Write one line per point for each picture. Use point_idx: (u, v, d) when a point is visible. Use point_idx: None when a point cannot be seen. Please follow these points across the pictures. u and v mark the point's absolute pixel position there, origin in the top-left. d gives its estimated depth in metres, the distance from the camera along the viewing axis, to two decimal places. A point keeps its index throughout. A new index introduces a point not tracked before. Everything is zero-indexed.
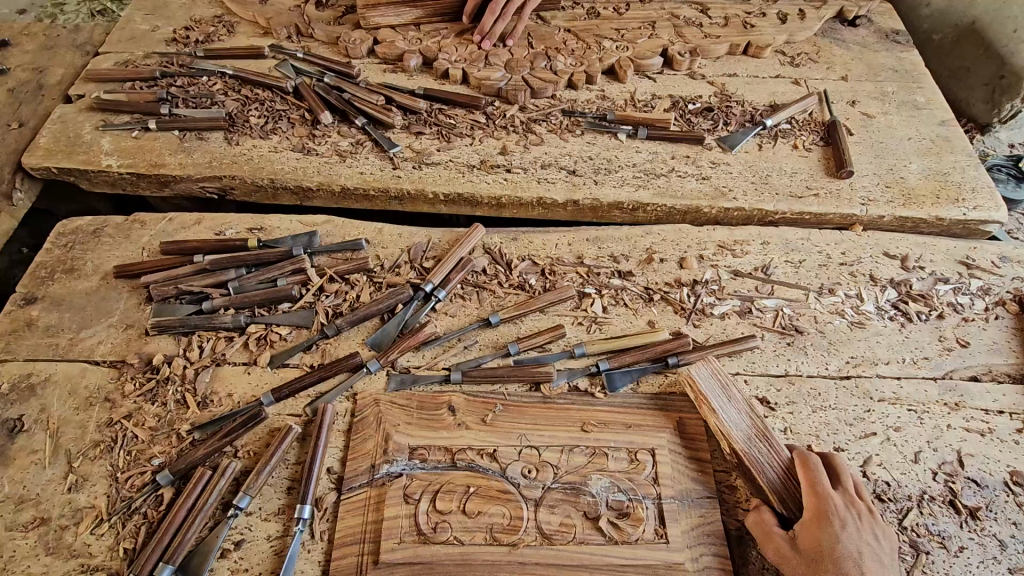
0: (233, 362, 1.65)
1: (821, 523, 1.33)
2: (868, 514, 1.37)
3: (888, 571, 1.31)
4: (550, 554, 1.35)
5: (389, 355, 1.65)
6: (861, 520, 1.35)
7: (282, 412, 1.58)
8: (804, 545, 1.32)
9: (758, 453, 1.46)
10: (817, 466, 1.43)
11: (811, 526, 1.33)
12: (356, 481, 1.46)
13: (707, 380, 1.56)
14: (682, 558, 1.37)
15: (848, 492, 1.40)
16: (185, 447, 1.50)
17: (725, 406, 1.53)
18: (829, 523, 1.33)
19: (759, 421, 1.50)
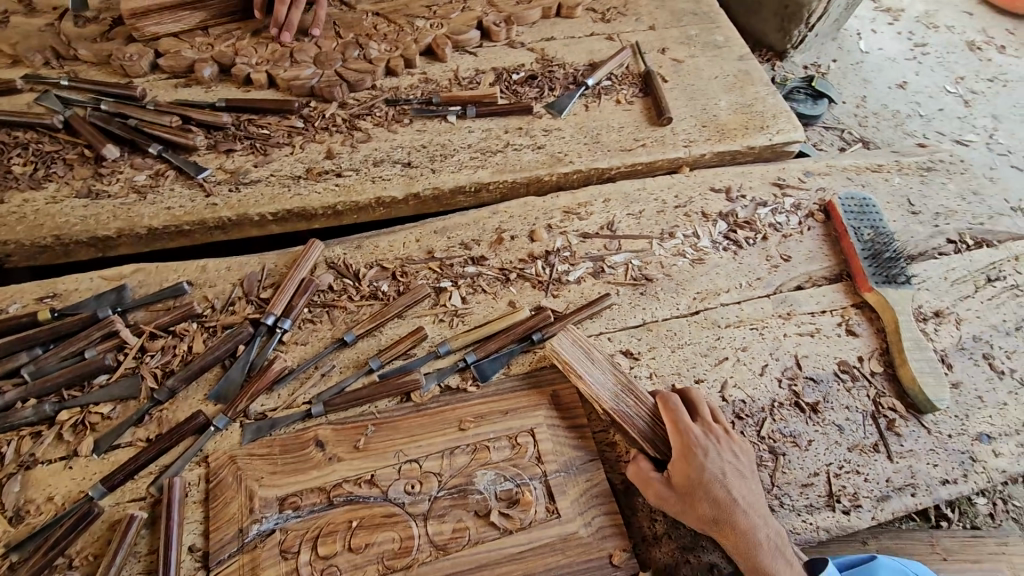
0: (46, 460, 1.41)
1: (688, 457, 1.41)
2: (727, 435, 1.48)
3: (749, 480, 1.43)
4: (448, 564, 1.32)
5: (238, 405, 1.50)
6: (720, 443, 1.45)
7: (120, 501, 1.38)
8: (677, 481, 1.41)
9: (625, 406, 1.52)
10: (677, 403, 1.50)
11: (680, 462, 1.41)
12: (225, 553, 1.32)
13: (570, 347, 1.58)
14: (575, 527, 1.40)
15: (707, 419, 1.50)
16: (3, 574, 1.27)
17: (589, 368, 1.56)
18: (694, 455, 1.41)
19: (621, 375, 1.56)
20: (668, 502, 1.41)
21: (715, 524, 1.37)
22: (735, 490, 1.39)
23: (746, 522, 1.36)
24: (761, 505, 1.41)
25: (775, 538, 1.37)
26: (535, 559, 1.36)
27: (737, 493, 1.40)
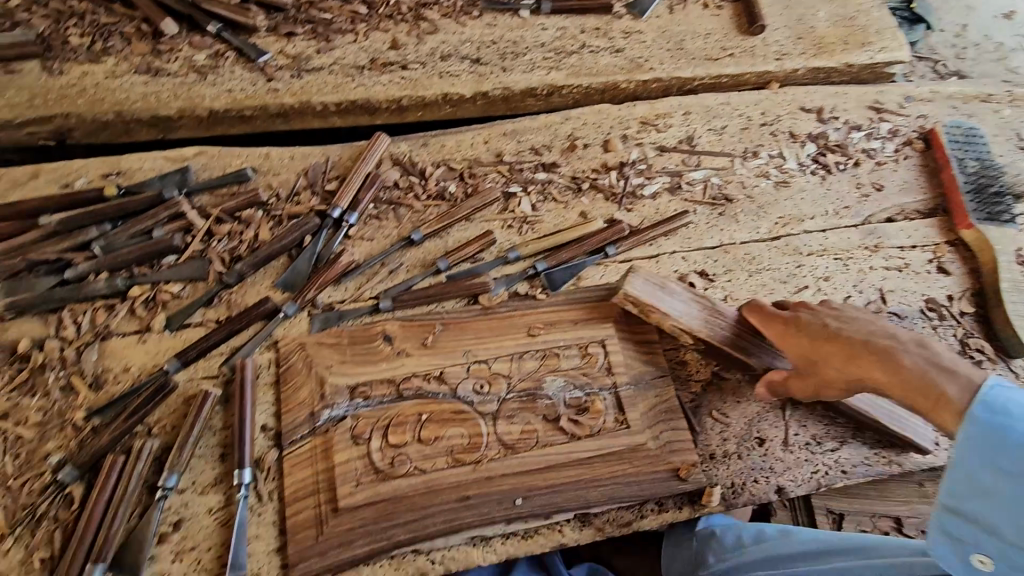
0: (121, 333, 1.42)
1: (785, 335, 1.38)
2: (820, 303, 1.42)
3: (864, 320, 1.33)
4: (516, 462, 1.33)
5: (307, 294, 1.48)
6: (813, 306, 1.40)
7: (194, 377, 1.39)
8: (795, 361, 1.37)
9: (714, 332, 1.45)
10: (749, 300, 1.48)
11: (781, 344, 1.39)
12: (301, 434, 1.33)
13: (644, 283, 1.47)
14: (644, 438, 1.38)
15: (787, 304, 1.47)
16: (87, 436, 1.31)
17: (671, 300, 1.46)
18: (791, 330, 1.38)
19: (704, 300, 1.49)
20: (802, 383, 1.36)
21: (853, 377, 1.29)
22: (849, 330, 1.31)
23: (880, 363, 1.25)
24: (886, 333, 1.29)
25: (922, 358, 1.22)
26: (602, 466, 1.35)
27: (854, 332, 1.31)
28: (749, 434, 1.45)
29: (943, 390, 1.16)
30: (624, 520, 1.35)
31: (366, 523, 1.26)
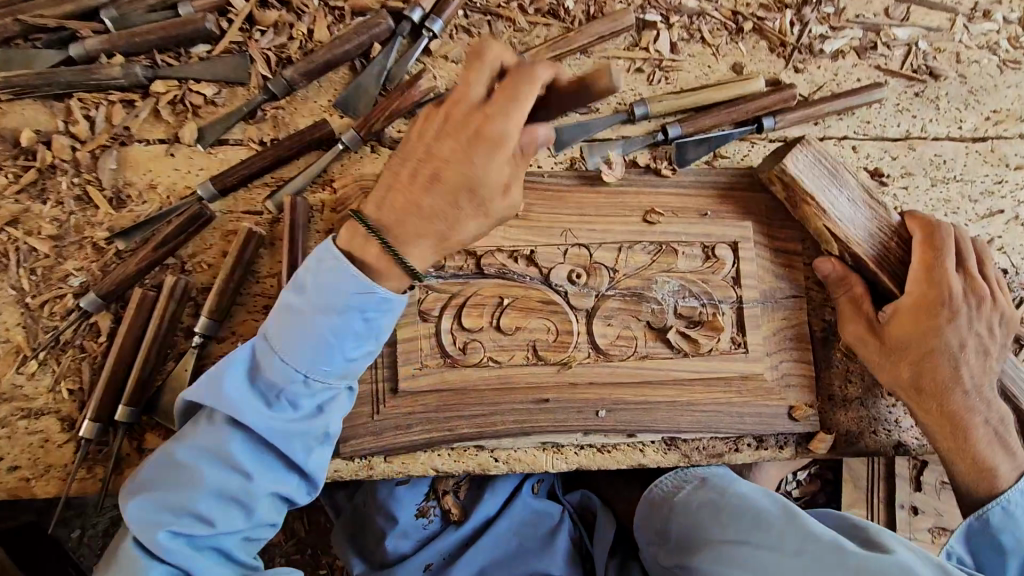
0: (144, 140, 1.14)
1: (926, 317, 1.08)
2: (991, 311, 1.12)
3: (991, 358, 1.12)
4: (606, 370, 1.12)
5: (370, 124, 1.14)
6: (979, 309, 1.10)
7: (233, 210, 1.14)
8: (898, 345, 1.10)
9: (876, 249, 1.13)
10: (938, 236, 1.12)
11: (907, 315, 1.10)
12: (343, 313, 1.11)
13: (810, 168, 1.11)
14: (760, 368, 1.15)
15: (970, 271, 1.13)
16: (111, 261, 1.10)
17: (837, 201, 1.12)
18: (937, 317, 1.08)
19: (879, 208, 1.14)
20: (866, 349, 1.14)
21: (919, 400, 1.11)
22: (969, 366, 1.09)
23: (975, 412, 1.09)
24: (989, 403, 1.10)
25: (991, 432, 1.09)
26: (703, 391, 1.14)
27: (969, 368, 1.09)
28: None
29: (991, 480, 1.08)
30: (715, 451, 1.17)
31: (427, 410, 1.09)
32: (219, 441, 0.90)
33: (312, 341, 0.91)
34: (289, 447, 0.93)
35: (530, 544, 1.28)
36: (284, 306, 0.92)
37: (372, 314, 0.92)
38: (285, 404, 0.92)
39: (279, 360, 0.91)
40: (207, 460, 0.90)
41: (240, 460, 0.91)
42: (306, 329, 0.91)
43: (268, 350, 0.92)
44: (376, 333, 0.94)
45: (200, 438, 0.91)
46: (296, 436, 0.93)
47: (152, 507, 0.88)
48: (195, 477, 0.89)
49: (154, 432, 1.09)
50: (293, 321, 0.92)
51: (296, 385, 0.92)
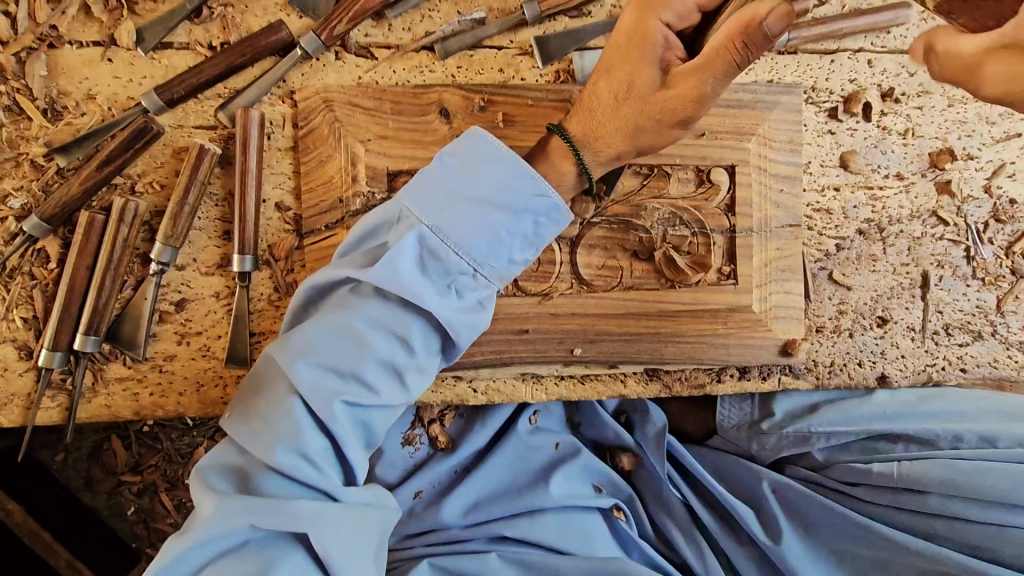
0: (77, 41, 1.01)
1: None
2: None
3: None
4: (590, 302, 1.08)
5: (333, 27, 1.01)
6: None
7: (184, 125, 1.04)
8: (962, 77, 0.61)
9: None
10: None
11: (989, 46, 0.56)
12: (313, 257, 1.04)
13: None
14: (749, 300, 1.11)
15: None
16: (52, 180, 1.01)
17: None
18: None
19: None
20: None
21: None
22: None
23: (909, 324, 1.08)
24: None
25: None
26: (690, 322, 1.10)
27: None
28: (871, 311, 1.18)
29: None
30: (697, 381, 1.15)
31: None
32: (338, 359, 0.82)
33: (466, 250, 0.84)
34: (395, 376, 0.85)
35: (525, 478, 1.22)
36: (447, 193, 0.84)
37: (543, 222, 0.87)
38: (397, 331, 0.83)
39: (404, 273, 0.82)
40: (320, 381, 0.81)
41: (351, 383, 0.83)
42: (467, 233, 0.83)
43: (403, 255, 0.82)
44: (531, 241, 0.88)
45: (320, 350, 0.82)
46: (464, 328, 0.86)
47: (317, 366, 0.82)
48: (317, 400, 0.81)
49: (118, 362, 1.05)
50: (465, 217, 0.83)
51: (466, 276, 0.85)
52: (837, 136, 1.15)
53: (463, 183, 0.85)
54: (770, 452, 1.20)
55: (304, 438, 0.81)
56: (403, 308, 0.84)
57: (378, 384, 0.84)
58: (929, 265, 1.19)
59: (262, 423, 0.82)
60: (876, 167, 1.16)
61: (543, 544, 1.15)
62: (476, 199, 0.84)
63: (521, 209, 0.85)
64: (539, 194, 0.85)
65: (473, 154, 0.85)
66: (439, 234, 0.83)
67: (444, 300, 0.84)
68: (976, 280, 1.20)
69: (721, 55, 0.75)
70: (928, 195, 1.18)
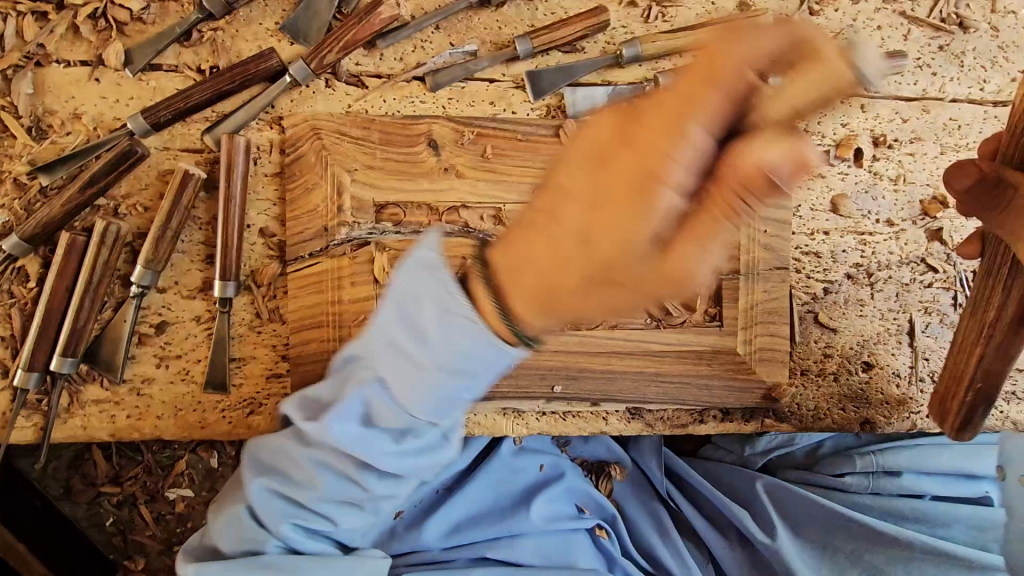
0: (65, 60, 1.00)
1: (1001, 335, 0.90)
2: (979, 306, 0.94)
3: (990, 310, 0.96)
4: (572, 340, 1.07)
5: (324, 56, 1.01)
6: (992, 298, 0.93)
7: (170, 148, 1.03)
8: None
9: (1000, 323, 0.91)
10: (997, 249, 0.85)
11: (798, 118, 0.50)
12: (296, 284, 1.04)
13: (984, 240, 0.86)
14: (733, 342, 1.11)
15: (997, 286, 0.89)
16: (35, 199, 1.00)
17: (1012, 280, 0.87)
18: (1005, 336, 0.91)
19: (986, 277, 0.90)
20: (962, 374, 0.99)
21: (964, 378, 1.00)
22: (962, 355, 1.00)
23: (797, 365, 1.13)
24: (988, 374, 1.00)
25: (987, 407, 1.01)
26: (673, 363, 1.10)
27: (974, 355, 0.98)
28: (856, 356, 1.18)
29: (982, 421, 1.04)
30: (678, 421, 1.14)
31: None
32: (283, 488, 0.92)
33: (403, 413, 0.81)
34: (383, 477, 0.90)
35: (509, 501, 1.21)
36: (386, 342, 0.78)
37: (476, 364, 0.70)
38: (380, 454, 0.86)
39: (343, 437, 0.85)
40: (268, 505, 0.93)
41: (345, 475, 0.90)
42: (413, 394, 0.78)
43: (357, 394, 0.84)
44: (483, 380, 0.73)
45: (277, 473, 0.93)
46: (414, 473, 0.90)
47: (267, 490, 0.92)
48: (312, 485, 0.90)
49: (96, 383, 1.04)
50: (409, 377, 0.77)
51: (408, 435, 0.85)
52: (828, 180, 1.15)
53: (411, 336, 0.74)
54: (761, 454, 1.32)
55: (309, 506, 0.91)
56: (348, 457, 0.89)
57: (369, 483, 0.90)
58: (916, 312, 1.19)
59: (278, 480, 0.92)
60: (867, 212, 1.16)
61: (527, 565, 1.16)
62: (420, 369, 0.75)
63: (468, 358, 0.70)
64: (487, 349, 0.68)
65: (407, 285, 0.73)
66: (389, 392, 0.80)
67: (388, 455, 0.86)
68: None
69: (684, 93, 0.47)
70: (918, 241, 1.17)
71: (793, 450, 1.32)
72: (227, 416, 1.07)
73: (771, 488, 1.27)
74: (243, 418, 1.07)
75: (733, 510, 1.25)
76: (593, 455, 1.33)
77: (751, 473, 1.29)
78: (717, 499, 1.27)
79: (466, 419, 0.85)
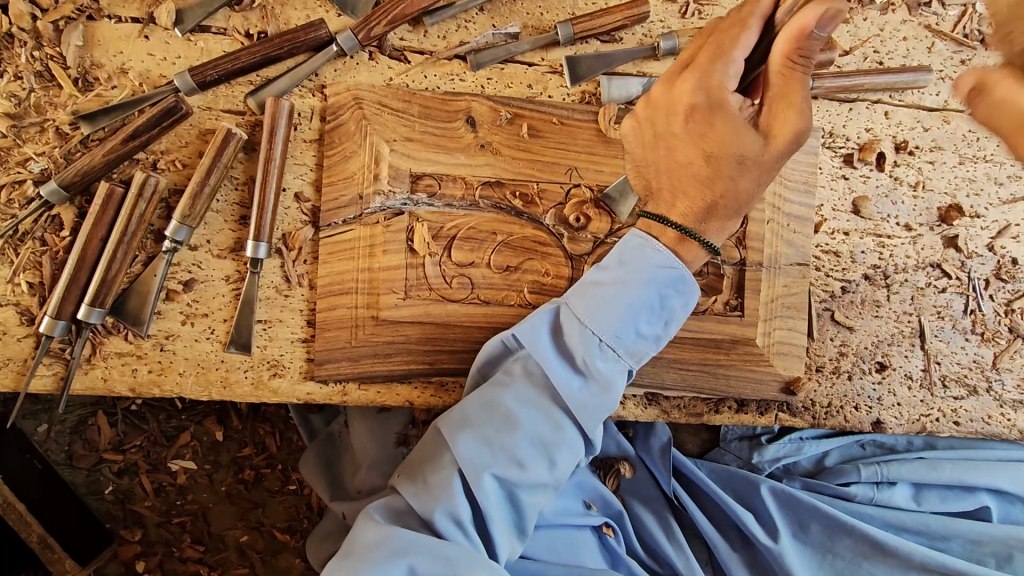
0: (115, 15, 1.02)
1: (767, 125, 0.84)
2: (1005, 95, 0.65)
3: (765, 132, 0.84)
4: None
5: (370, 28, 1.03)
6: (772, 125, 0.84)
7: (213, 108, 1.05)
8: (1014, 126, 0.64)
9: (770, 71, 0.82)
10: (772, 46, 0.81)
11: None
12: (327, 248, 1.06)
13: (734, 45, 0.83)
14: (753, 333, 1.12)
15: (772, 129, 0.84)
16: (76, 149, 1.01)
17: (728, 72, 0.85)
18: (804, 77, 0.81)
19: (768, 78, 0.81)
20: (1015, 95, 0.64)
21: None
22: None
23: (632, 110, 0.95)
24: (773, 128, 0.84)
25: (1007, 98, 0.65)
26: (693, 350, 1.11)
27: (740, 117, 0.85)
28: (870, 356, 1.19)
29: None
30: (695, 410, 1.16)
31: (408, 340, 1.06)
32: (491, 433, 0.93)
33: (594, 324, 0.92)
34: (527, 445, 0.93)
35: None
36: (585, 280, 0.96)
37: (671, 293, 0.92)
38: (545, 406, 0.94)
39: (545, 354, 0.94)
40: (479, 456, 0.93)
41: (501, 454, 0.93)
42: (599, 310, 0.92)
43: (538, 331, 0.95)
44: (668, 318, 0.93)
45: (477, 427, 0.94)
46: (593, 402, 0.93)
47: (472, 442, 0.93)
48: (479, 470, 0.92)
49: (120, 336, 1.04)
50: (595, 295, 0.93)
51: (611, 339, 0.92)
52: (850, 182, 1.18)
53: (600, 272, 0.95)
54: (769, 462, 1.33)
55: (459, 504, 0.92)
56: (544, 387, 0.95)
57: (529, 456, 0.94)
58: (930, 316, 1.21)
59: (421, 483, 0.95)
60: (887, 216, 1.19)
61: (537, 558, 1.12)
62: (609, 283, 0.93)
63: (651, 309, 0.92)
64: (666, 266, 0.91)
65: (613, 252, 0.95)
66: (569, 310, 0.95)
67: (577, 376, 0.94)
68: (974, 334, 1.22)
69: (787, 78, 0.80)
70: (934, 247, 1.21)
71: (801, 456, 1.33)
72: (248, 377, 1.07)
73: (777, 492, 1.25)
74: (264, 380, 1.07)
75: (738, 513, 1.23)
76: (602, 452, 1.34)
77: (756, 477, 1.28)
78: (721, 499, 1.26)
79: (643, 350, 0.94)
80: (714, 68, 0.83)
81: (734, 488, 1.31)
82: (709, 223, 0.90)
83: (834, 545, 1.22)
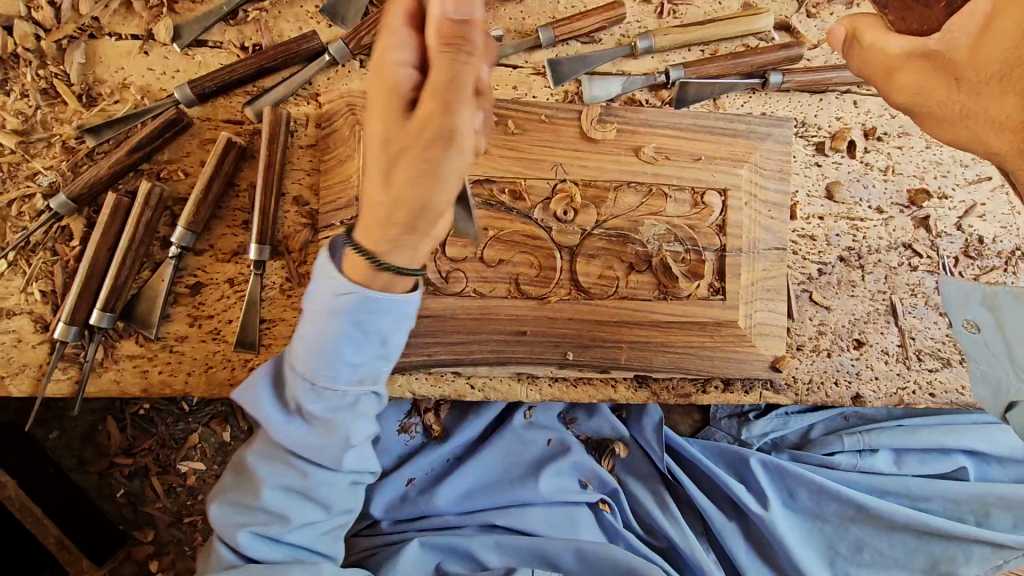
0: (115, 32, 1.07)
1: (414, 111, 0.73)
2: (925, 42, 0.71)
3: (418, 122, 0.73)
4: (586, 309, 1.14)
5: (361, 37, 1.08)
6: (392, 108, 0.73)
7: (213, 119, 1.09)
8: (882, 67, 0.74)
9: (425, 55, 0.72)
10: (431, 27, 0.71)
11: (909, 50, 0.70)
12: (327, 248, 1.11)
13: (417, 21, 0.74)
14: (735, 315, 1.18)
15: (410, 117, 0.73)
16: (82, 161, 1.06)
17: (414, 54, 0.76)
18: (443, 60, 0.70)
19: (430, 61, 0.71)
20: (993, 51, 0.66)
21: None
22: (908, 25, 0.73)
23: None
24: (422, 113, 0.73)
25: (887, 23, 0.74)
26: (680, 333, 1.16)
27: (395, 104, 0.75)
28: (848, 333, 1.25)
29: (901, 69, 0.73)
30: (683, 391, 1.21)
31: (407, 333, 1.11)
32: (282, 465, 0.94)
33: (320, 361, 0.88)
34: (299, 450, 0.93)
35: (517, 472, 1.28)
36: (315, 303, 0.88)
37: (364, 320, 0.86)
38: (296, 439, 0.93)
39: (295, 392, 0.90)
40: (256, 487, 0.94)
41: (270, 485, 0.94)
42: (331, 346, 0.87)
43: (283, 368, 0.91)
44: (372, 346, 0.89)
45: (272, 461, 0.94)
46: (330, 434, 0.92)
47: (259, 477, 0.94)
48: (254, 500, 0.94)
49: (130, 339, 1.09)
50: (312, 328, 0.87)
51: (329, 376, 0.89)
52: (823, 168, 1.24)
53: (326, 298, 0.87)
54: (758, 437, 1.38)
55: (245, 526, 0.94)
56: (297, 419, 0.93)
57: (293, 487, 0.95)
58: (903, 293, 1.27)
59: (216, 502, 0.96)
60: (859, 199, 1.25)
61: (536, 532, 1.22)
62: (310, 321, 0.87)
63: (360, 339, 0.88)
64: (373, 298, 0.85)
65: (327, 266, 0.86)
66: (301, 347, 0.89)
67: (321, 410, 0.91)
68: None
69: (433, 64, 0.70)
70: (905, 228, 1.27)
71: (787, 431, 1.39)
72: None
73: (765, 463, 1.31)
74: None
75: (729, 485, 1.30)
76: (597, 434, 1.36)
77: (746, 451, 1.33)
78: (714, 473, 1.31)
79: (367, 378, 0.92)
80: (387, 51, 0.74)
81: (727, 461, 1.36)
82: (402, 242, 0.80)
83: (823, 510, 1.28)
